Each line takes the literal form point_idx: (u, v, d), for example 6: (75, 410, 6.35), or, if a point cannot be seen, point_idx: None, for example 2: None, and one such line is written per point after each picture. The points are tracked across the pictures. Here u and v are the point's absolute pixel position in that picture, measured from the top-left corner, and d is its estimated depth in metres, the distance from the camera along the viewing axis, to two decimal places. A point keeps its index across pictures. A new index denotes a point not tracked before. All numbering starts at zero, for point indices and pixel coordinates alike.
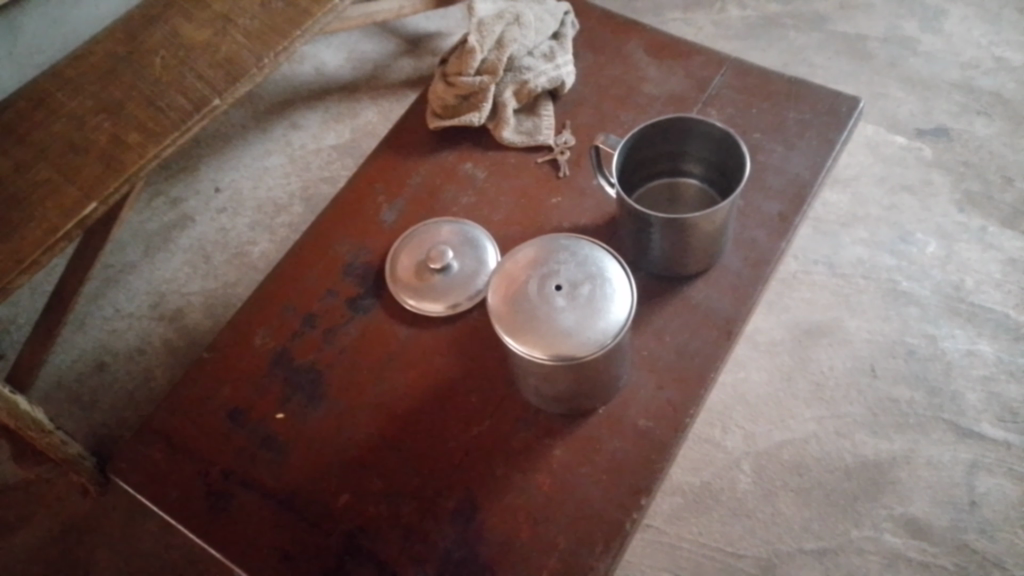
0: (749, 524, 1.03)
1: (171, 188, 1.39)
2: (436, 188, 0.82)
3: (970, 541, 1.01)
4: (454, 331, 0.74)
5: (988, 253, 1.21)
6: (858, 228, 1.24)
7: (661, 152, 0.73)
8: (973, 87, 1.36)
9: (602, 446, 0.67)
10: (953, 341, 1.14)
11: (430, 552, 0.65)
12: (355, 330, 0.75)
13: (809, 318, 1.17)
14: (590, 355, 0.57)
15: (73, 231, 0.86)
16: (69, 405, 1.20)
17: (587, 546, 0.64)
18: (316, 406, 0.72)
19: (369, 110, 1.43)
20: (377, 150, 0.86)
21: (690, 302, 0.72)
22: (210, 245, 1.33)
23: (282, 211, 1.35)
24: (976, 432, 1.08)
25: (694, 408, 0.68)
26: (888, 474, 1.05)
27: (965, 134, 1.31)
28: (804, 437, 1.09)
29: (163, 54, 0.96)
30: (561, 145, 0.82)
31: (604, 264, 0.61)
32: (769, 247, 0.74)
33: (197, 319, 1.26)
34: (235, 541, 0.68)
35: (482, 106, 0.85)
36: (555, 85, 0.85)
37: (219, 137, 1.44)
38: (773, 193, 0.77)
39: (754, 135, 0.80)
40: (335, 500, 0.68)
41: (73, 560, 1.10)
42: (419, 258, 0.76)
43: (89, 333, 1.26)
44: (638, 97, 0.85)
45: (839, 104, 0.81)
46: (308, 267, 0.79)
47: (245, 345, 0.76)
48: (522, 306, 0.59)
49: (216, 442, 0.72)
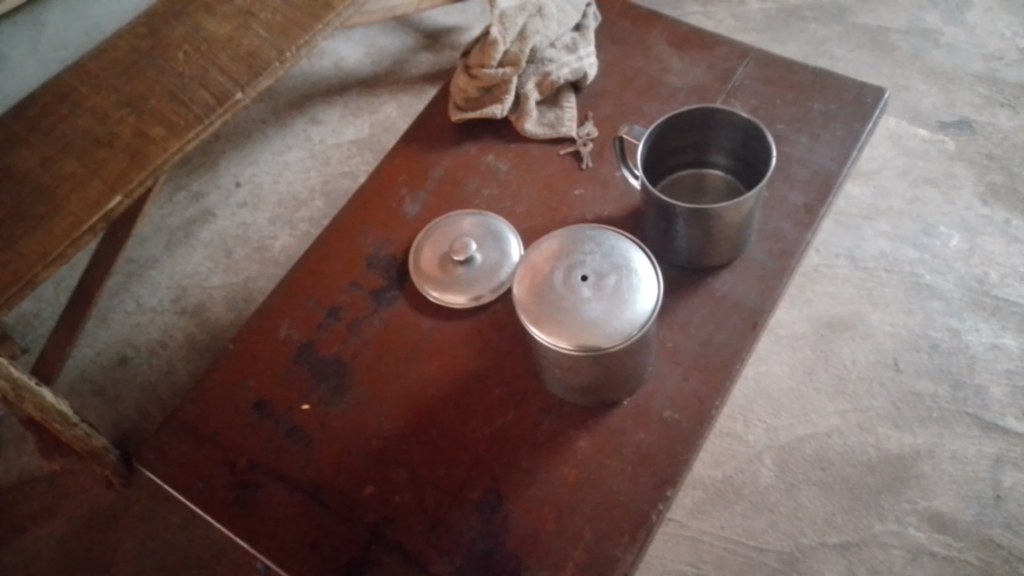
0: (772, 518, 1.03)
1: (192, 183, 1.40)
2: (459, 179, 0.82)
3: (995, 536, 1.00)
4: (478, 323, 0.74)
5: (1013, 246, 1.19)
6: (880, 221, 1.23)
7: (686, 142, 0.73)
8: (997, 79, 1.35)
9: (626, 438, 0.67)
10: (977, 335, 1.13)
11: (455, 543, 0.65)
12: (379, 322, 0.75)
13: (831, 312, 1.17)
14: (617, 346, 0.57)
15: (98, 224, 0.87)
16: (92, 398, 1.21)
17: (613, 537, 0.64)
18: (340, 396, 0.72)
19: (388, 105, 1.43)
20: (400, 143, 0.86)
21: (715, 293, 0.72)
22: (231, 240, 1.34)
23: (302, 207, 1.35)
24: (1001, 427, 1.07)
25: (720, 400, 0.68)
26: (912, 468, 1.05)
27: (989, 127, 1.30)
28: (827, 430, 1.08)
29: (187, 48, 0.96)
30: (584, 137, 0.82)
31: (630, 254, 0.61)
32: (795, 238, 0.74)
33: (219, 313, 1.27)
34: (261, 532, 0.68)
35: (504, 98, 0.85)
36: (578, 77, 0.85)
37: (239, 132, 1.44)
38: (798, 184, 0.76)
39: (778, 126, 0.80)
40: (360, 492, 0.68)
41: (98, 552, 1.11)
42: (442, 250, 0.76)
43: (111, 328, 1.27)
44: (662, 88, 0.85)
45: (864, 94, 0.81)
46: (333, 259, 0.79)
47: (271, 337, 0.76)
48: (548, 297, 0.59)
49: (242, 433, 0.72)
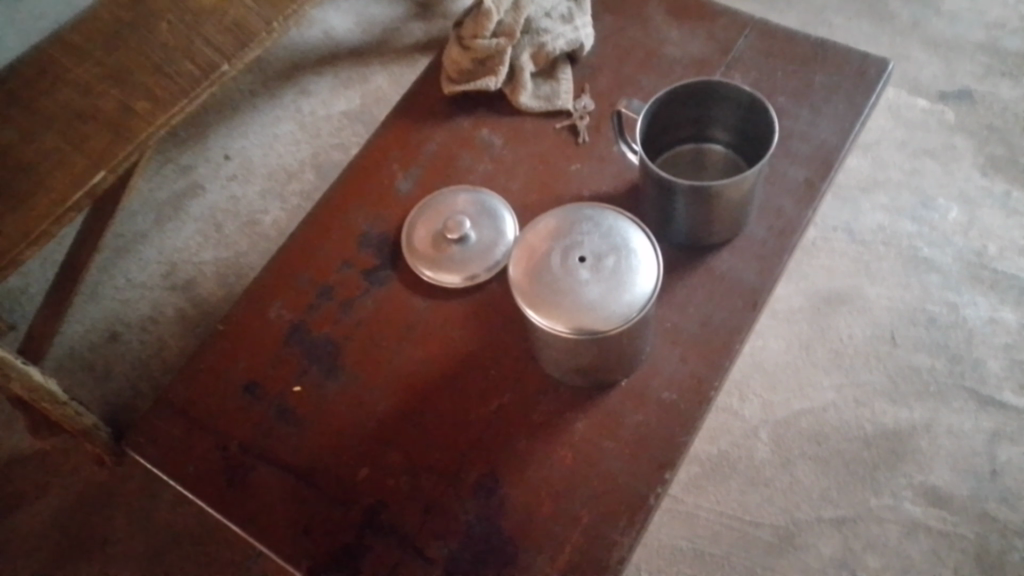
0: (768, 493, 1.03)
1: (180, 156, 1.38)
2: (452, 154, 0.81)
3: (991, 510, 1.00)
4: (473, 303, 0.72)
5: (1011, 219, 1.18)
6: (879, 193, 1.22)
7: (685, 116, 0.71)
8: (998, 48, 1.33)
9: (624, 419, 0.66)
10: (974, 309, 1.12)
11: (452, 527, 0.64)
12: (372, 302, 0.74)
13: (828, 286, 1.16)
14: (615, 329, 0.56)
15: (82, 200, 0.85)
16: (82, 375, 1.20)
17: (610, 520, 0.63)
18: (333, 378, 0.71)
19: (380, 76, 1.40)
20: (390, 117, 0.84)
21: (715, 272, 0.71)
22: (222, 214, 1.32)
23: (293, 179, 1.33)
24: (998, 401, 1.06)
25: (719, 380, 0.67)
26: (908, 442, 1.04)
27: (989, 97, 1.28)
28: (824, 405, 1.08)
29: (171, 18, 0.92)
30: (580, 110, 0.80)
31: (629, 234, 0.59)
32: (796, 215, 0.72)
33: (209, 289, 1.25)
34: (254, 516, 0.67)
35: (498, 70, 0.82)
36: (574, 48, 0.83)
37: (227, 104, 1.41)
38: (799, 159, 0.75)
39: (779, 99, 0.78)
40: (354, 475, 0.67)
41: (90, 531, 1.11)
42: (436, 228, 0.74)
43: (101, 303, 1.25)
44: (660, 60, 0.83)
45: (868, 66, 0.79)
46: (324, 238, 0.78)
47: (261, 318, 0.75)
48: (545, 279, 0.57)
49: (233, 416, 0.71)
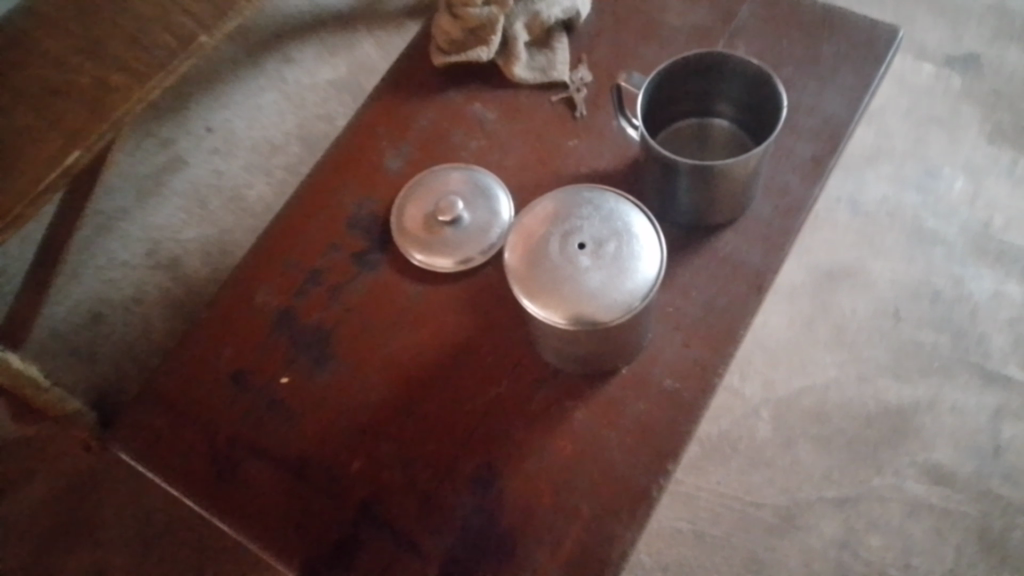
0: (769, 473, 1.01)
1: (161, 128, 1.33)
2: (443, 130, 0.77)
3: (995, 487, 0.99)
4: (467, 288, 0.69)
5: (1018, 189, 1.15)
6: (883, 163, 1.19)
7: (688, 90, 0.67)
8: (1007, 10, 1.29)
9: (625, 407, 0.64)
10: (980, 283, 1.10)
11: (448, 521, 0.62)
12: (362, 287, 0.71)
13: (831, 260, 1.13)
14: (617, 319, 0.53)
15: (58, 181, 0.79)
16: (67, 357, 1.17)
17: (611, 513, 0.61)
18: (323, 367, 0.68)
19: (367, 44, 1.35)
20: (377, 91, 0.80)
21: (719, 254, 0.68)
22: (206, 189, 1.28)
23: (279, 152, 1.29)
24: (1003, 376, 1.05)
25: (723, 366, 0.64)
26: (911, 420, 1.03)
27: (997, 62, 1.25)
28: (826, 382, 1.06)
29: None
30: (577, 82, 0.77)
31: (630, 218, 0.56)
32: (803, 193, 0.69)
33: (195, 267, 1.22)
34: (244, 510, 0.65)
35: (491, 40, 0.78)
36: (569, 16, 0.79)
37: (208, 74, 1.36)
38: (806, 135, 0.71)
39: (785, 70, 0.75)
40: (346, 468, 0.65)
41: (79, 517, 1.09)
42: (428, 208, 0.70)
43: (84, 283, 1.22)
44: (660, 29, 0.79)
45: (878, 35, 0.75)
46: (311, 220, 0.74)
47: (247, 304, 0.72)
48: (542, 267, 0.54)
49: (220, 406, 0.69)
